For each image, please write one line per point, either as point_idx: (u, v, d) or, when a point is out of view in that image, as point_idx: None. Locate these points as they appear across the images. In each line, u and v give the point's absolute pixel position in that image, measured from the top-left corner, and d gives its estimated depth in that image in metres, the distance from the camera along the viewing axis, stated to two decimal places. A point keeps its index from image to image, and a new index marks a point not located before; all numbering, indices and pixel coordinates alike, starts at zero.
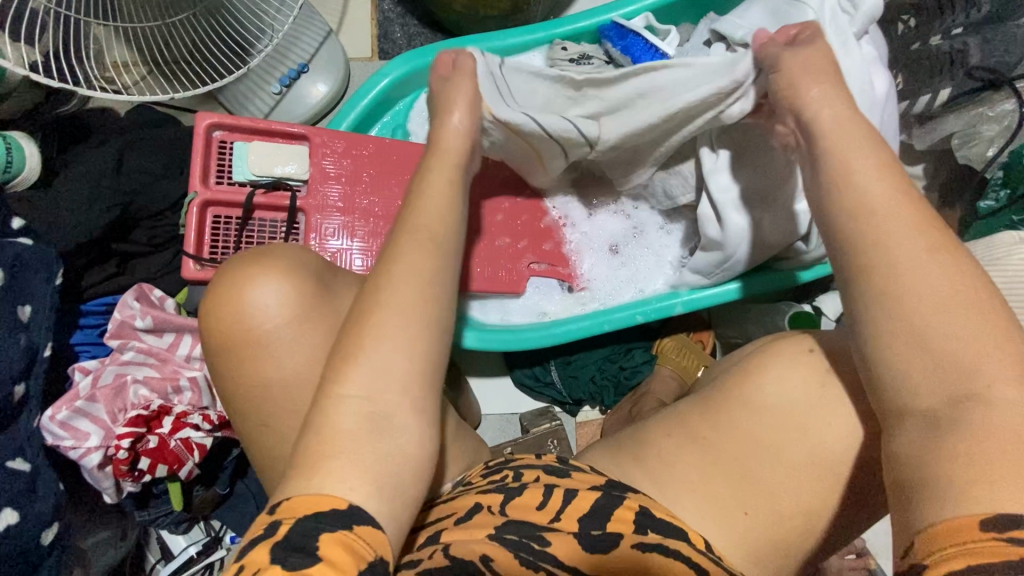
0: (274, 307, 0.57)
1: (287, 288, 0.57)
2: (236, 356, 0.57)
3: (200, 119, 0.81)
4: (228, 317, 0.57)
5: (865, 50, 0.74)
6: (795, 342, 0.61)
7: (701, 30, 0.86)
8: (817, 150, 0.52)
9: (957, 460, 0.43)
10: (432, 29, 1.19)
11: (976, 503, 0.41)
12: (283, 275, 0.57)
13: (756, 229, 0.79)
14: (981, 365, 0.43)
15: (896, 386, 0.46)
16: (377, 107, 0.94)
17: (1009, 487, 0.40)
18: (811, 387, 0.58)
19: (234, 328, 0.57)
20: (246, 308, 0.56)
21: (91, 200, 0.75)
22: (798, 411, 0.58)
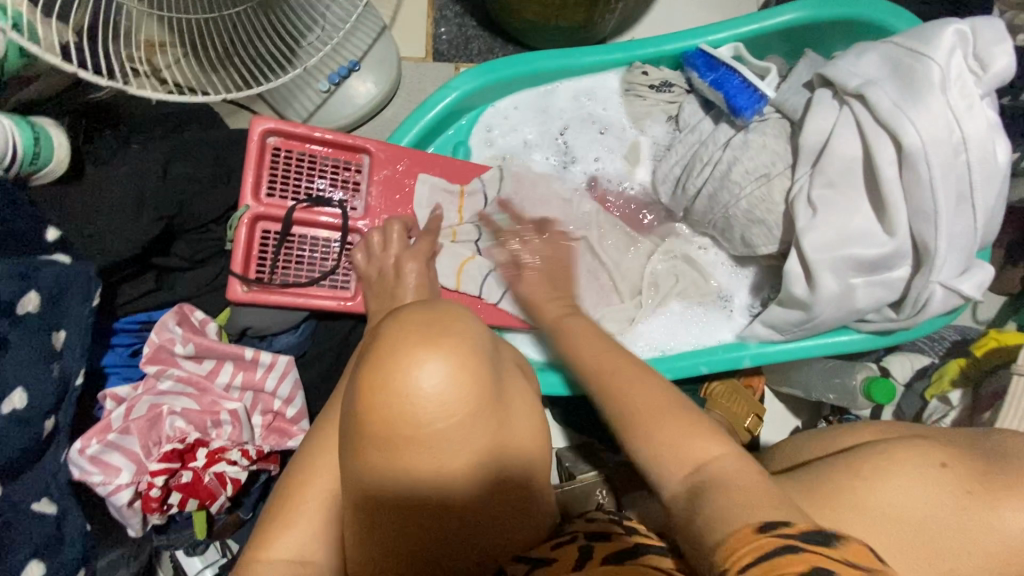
0: (439, 398, 0.40)
1: (461, 376, 0.40)
2: (370, 457, 0.42)
3: (257, 122, 0.73)
4: (383, 411, 0.40)
5: (988, 113, 0.68)
6: (924, 452, 0.50)
7: (802, 69, 0.80)
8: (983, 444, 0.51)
9: (705, 510, 0.43)
10: (492, 32, 1.11)
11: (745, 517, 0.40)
12: (460, 354, 0.40)
13: (847, 294, 0.74)
14: (678, 451, 0.48)
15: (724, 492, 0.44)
16: (442, 121, 0.88)
17: (743, 497, 0.42)
18: (946, 488, 0.48)
19: (378, 418, 0.41)
20: (400, 398, 0.40)
21: (134, 210, 0.67)
22: (949, 515, 0.47)
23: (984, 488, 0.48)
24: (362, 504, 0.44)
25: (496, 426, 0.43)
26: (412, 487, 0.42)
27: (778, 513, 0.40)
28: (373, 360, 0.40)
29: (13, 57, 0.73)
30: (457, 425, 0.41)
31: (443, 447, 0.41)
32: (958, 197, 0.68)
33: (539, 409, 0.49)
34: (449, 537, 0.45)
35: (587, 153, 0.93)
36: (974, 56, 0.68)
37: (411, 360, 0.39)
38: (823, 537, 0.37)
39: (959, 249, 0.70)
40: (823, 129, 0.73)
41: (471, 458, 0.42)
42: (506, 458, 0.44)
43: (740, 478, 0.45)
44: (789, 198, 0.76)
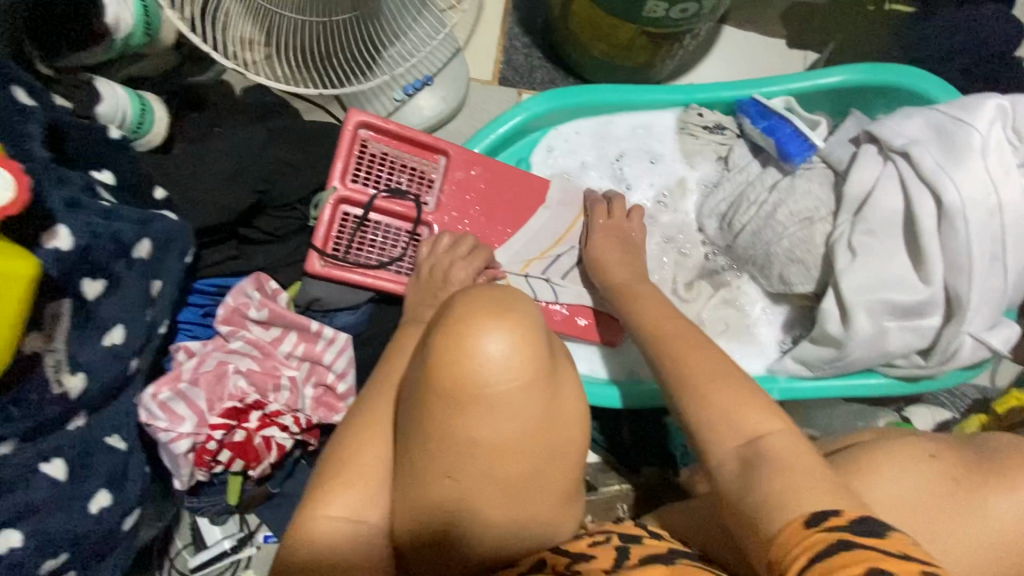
0: (502, 366, 0.50)
1: (522, 347, 0.50)
2: (437, 409, 0.52)
3: (352, 115, 0.80)
4: (452, 371, 0.51)
5: None
6: (913, 445, 0.62)
7: (850, 126, 0.87)
8: (984, 447, 0.61)
9: (764, 491, 0.49)
10: (555, 65, 1.20)
11: (800, 507, 0.46)
12: (522, 329, 0.51)
13: (879, 337, 0.78)
14: (736, 421, 0.55)
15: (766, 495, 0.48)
16: (509, 137, 0.95)
17: (798, 489, 0.47)
18: (939, 477, 0.59)
19: (447, 377, 0.51)
20: (469, 359, 0.50)
21: (232, 181, 0.73)
22: (953, 492, 0.58)
23: (969, 478, 0.58)
24: (422, 449, 0.54)
25: (544, 395, 0.53)
26: (468, 438, 0.52)
27: (832, 501, 0.46)
28: (450, 329, 0.51)
29: (138, 36, 0.80)
30: (513, 388, 0.51)
31: (500, 403, 0.51)
32: (991, 256, 0.73)
33: (577, 390, 0.58)
34: (492, 485, 0.55)
35: (639, 181, 0.99)
36: (1012, 129, 0.74)
37: (483, 331, 0.50)
38: (875, 528, 0.42)
39: (988, 305, 0.75)
40: (867, 181, 0.79)
41: (522, 417, 0.52)
42: (547, 424, 0.54)
43: (789, 452, 0.51)
44: (829, 242, 0.82)
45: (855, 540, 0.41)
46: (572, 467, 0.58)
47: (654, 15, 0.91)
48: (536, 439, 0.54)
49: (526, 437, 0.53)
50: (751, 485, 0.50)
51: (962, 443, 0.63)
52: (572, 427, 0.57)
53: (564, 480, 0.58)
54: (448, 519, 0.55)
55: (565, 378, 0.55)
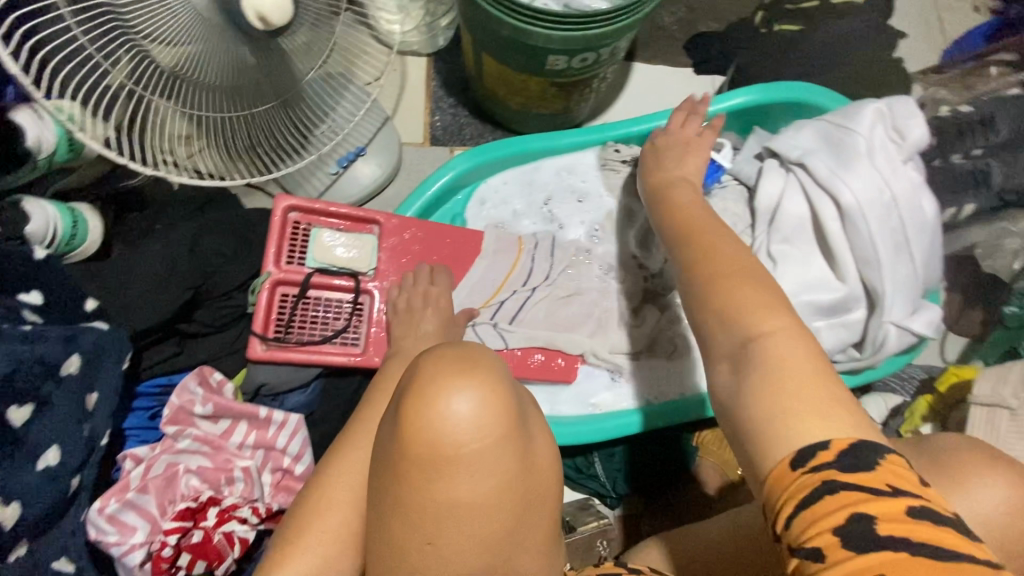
0: (470, 424, 0.51)
1: (490, 404, 0.51)
2: (408, 475, 0.52)
3: (279, 201, 0.83)
4: (420, 434, 0.51)
5: (912, 174, 0.79)
6: None
7: (753, 143, 0.92)
8: (943, 450, 0.65)
9: (750, 420, 0.48)
10: (482, 119, 1.25)
11: (791, 437, 0.45)
12: (488, 385, 0.52)
13: (812, 337, 0.81)
14: (745, 322, 0.52)
15: (751, 421, 0.48)
16: (441, 196, 0.98)
17: (804, 414, 0.45)
18: None
19: (417, 441, 0.51)
20: (437, 420, 0.51)
21: (165, 281, 0.75)
22: None
23: (930, 480, 0.62)
24: (394, 518, 0.54)
25: (516, 451, 0.53)
26: (438, 503, 0.52)
27: (832, 433, 0.44)
28: (417, 393, 0.52)
29: (62, 151, 0.82)
30: (483, 446, 0.51)
31: (471, 464, 0.51)
32: (897, 247, 0.78)
33: (548, 440, 0.59)
34: (468, 548, 0.54)
35: (572, 220, 1.03)
36: (893, 127, 0.80)
37: (450, 391, 0.51)
38: (864, 463, 0.42)
39: (906, 292, 0.79)
40: (773, 194, 0.84)
41: (493, 476, 0.52)
42: (521, 481, 0.54)
43: (789, 356, 0.49)
44: (752, 254, 0.85)
45: (850, 484, 0.41)
46: (550, 508, 0.59)
47: (557, 68, 0.97)
48: (510, 498, 0.54)
49: (498, 494, 0.53)
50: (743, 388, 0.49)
51: (914, 447, 0.67)
52: (546, 476, 0.58)
53: (544, 524, 0.59)
54: None
55: (534, 429, 0.56)
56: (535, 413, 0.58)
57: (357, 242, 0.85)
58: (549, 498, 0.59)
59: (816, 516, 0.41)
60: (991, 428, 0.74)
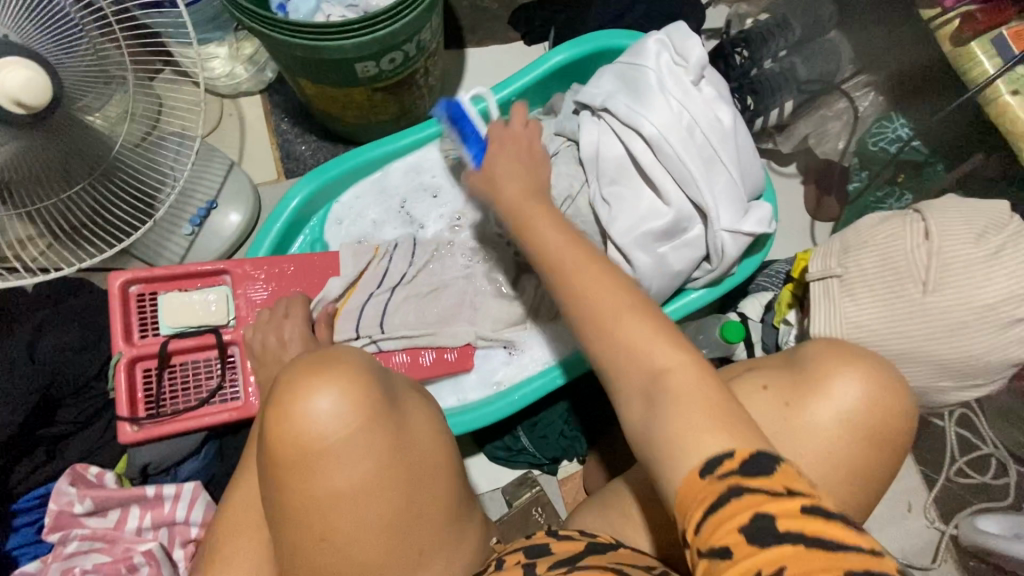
0: (333, 417, 0.60)
1: (344, 396, 0.61)
2: (292, 476, 0.61)
3: (114, 279, 0.81)
4: (291, 436, 0.60)
5: (705, 92, 0.85)
6: (750, 384, 0.71)
7: (569, 99, 0.96)
8: (806, 361, 0.70)
9: (660, 445, 0.53)
10: (331, 139, 1.25)
11: (697, 458, 0.50)
12: (342, 383, 0.62)
13: (662, 262, 0.86)
14: (638, 357, 0.58)
15: (664, 448, 0.53)
16: (293, 227, 0.98)
17: (708, 437, 0.51)
18: (775, 410, 0.68)
19: (290, 444, 0.61)
20: (303, 421, 0.60)
21: (10, 391, 0.73)
22: (785, 415, 0.67)
23: (795, 395, 0.68)
24: (294, 523, 0.61)
25: (383, 431, 0.62)
26: (323, 493, 0.60)
27: (728, 441, 0.50)
28: (284, 404, 0.61)
29: None
30: (347, 432, 0.61)
31: (339, 449, 0.60)
32: (707, 160, 0.83)
33: (427, 419, 0.67)
34: (366, 529, 0.61)
35: (431, 216, 1.05)
36: (676, 54, 0.85)
37: (309, 395, 0.61)
38: (765, 466, 0.48)
39: (728, 199, 0.84)
40: (592, 142, 0.87)
41: (365, 457, 0.61)
42: (399, 458, 0.62)
43: (694, 389, 0.55)
44: (591, 203, 0.89)
45: (746, 487, 0.47)
46: (446, 482, 0.66)
47: (370, 74, 0.97)
48: (390, 474, 0.62)
49: (375, 472, 0.61)
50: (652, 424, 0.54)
51: (785, 366, 0.72)
52: (430, 452, 0.65)
53: (439, 504, 0.64)
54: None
55: (406, 410, 0.65)
56: (408, 399, 0.67)
57: (208, 296, 0.83)
58: (439, 477, 0.65)
59: (720, 528, 0.46)
60: (827, 295, 0.79)
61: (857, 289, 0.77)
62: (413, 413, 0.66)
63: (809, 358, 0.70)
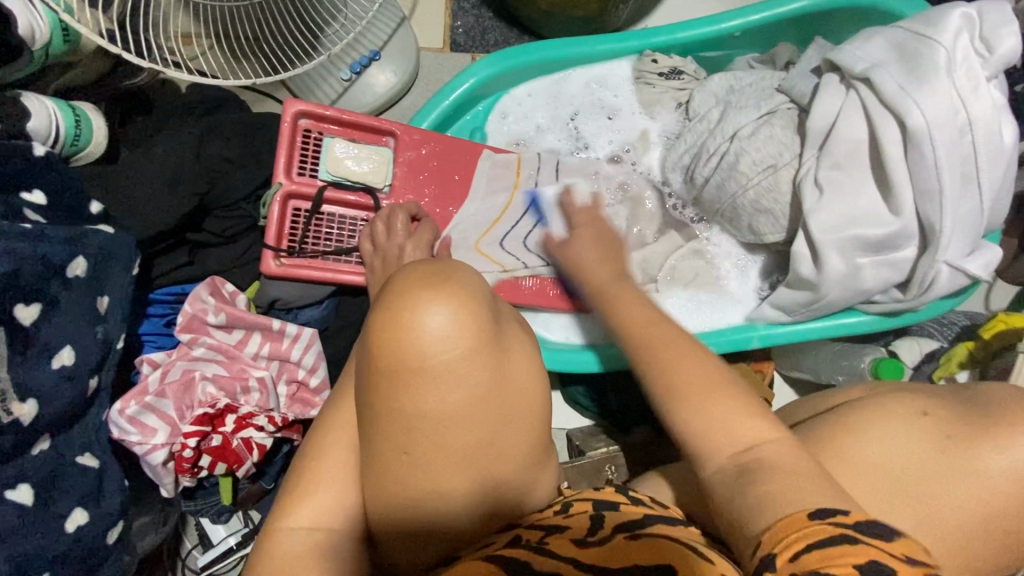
0: (441, 340, 0.48)
1: (461, 317, 0.49)
2: (383, 390, 0.50)
3: (289, 105, 0.77)
4: (390, 349, 0.49)
5: (994, 95, 0.70)
6: (910, 402, 0.63)
7: (812, 55, 0.82)
8: (987, 396, 0.62)
9: (760, 490, 0.46)
10: (507, 23, 1.14)
11: (793, 504, 0.43)
12: (459, 299, 0.49)
13: (854, 274, 0.76)
14: (725, 433, 0.51)
15: (742, 508, 0.46)
16: (460, 106, 0.91)
17: (806, 488, 0.45)
18: (935, 441, 0.59)
19: (387, 356, 0.49)
20: (407, 335, 0.48)
21: (170, 187, 0.72)
22: (948, 453, 0.58)
23: (962, 432, 0.59)
24: (375, 436, 0.53)
25: (489, 365, 0.51)
26: (415, 417, 0.50)
27: (836, 501, 0.43)
28: (387, 309, 0.49)
29: (57, 43, 0.75)
30: (456, 358, 0.49)
31: (444, 376, 0.49)
32: (964, 177, 0.70)
33: (531, 359, 0.56)
34: (451, 466, 0.52)
35: (600, 139, 0.96)
36: (980, 38, 0.70)
37: (420, 306, 0.48)
38: (880, 530, 0.41)
39: (965, 230, 0.72)
40: (829, 113, 0.75)
41: (466, 388, 0.50)
42: (500, 397, 0.52)
43: (788, 463, 0.48)
44: (796, 183, 0.78)
45: (854, 536, 0.40)
46: (535, 429, 0.57)
47: None
48: (489, 412, 0.52)
49: (475, 406, 0.51)
50: (739, 490, 0.47)
51: (954, 395, 0.64)
52: (529, 396, 0.55)
53: (525, 446, 0.56)
54: (412, 509, 0.54)
55: (514, 345, 0.54)
56: (513, 331, 0.55)
57: (369, 155, 0.80)
58: (533, 424, 0.56)
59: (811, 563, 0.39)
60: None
61: None
62: (518, 349, 0.55)
63: (991, 395, 0.62)
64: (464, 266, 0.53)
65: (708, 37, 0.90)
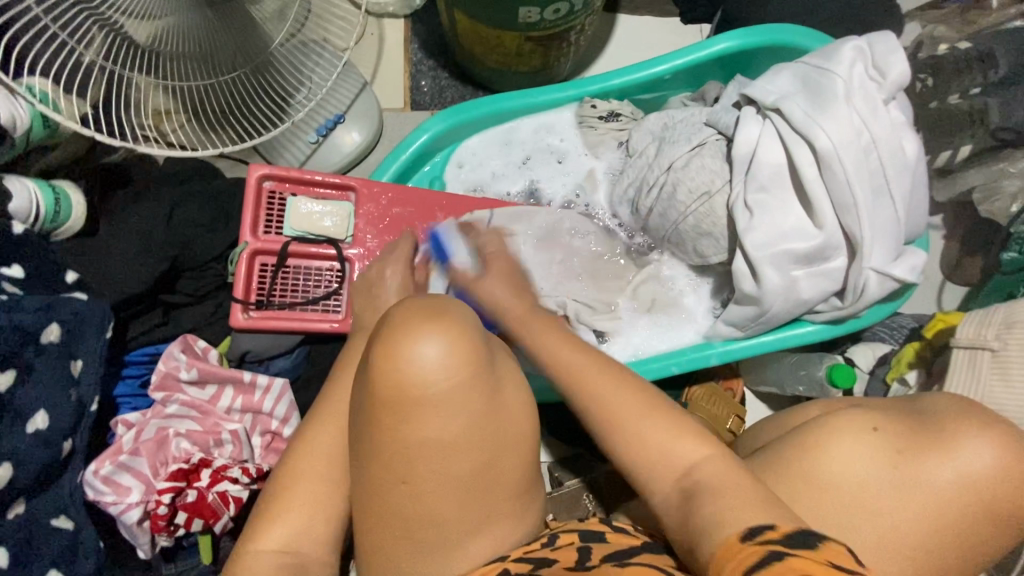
0: (436, 370, 0.53)
1: (455, 348, 0.54)
2: (381, 419, 0.54)
3: (252, 170, 0.83)
4: (389, 380, 0.53)
5: (893, 115, 0.77)
6: (862, 417, 0.65)
7: (731, 92, 0.90)
8: (932, 410, 0.64)
9: (710, 509, 0.50)
10: (463, 81, 1.23)
11: (729, 526, 0.47)
12: (453, 332, 0.54)
13: (792, 287, 0.80)
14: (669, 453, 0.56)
15: (697, 532, 0.49)
16: (418, 159, 0.97)
17: (737, 509, 0.48)
18: (887, 454, 0.62)
19: (386, 387, 0.54)
20: (405, 366, 0.53)
21: (142, 254, 0.76)
22: (898, 468, 0.61)
23: (910, 445, 0.62)
24: (373, 467, 0.56)
25: (482, 393, 0.55)
26: (411, 445, 0.54)
27: (768, 519, 0.47)
28: (388, 343, 0.54)
29: (37, 129, 0.81)
30: (450, 386, 0.53)
31: (438, 404, 0.53)
32: (876, 189, 0.76)
33: (522, 387, 0.60)
34: (449, 493, 0.55)
35: (552, 180, 1.02)
36: (874, 66, 0.78)
37: (417, 339, 0.53)
38: (810, 540, 0.43)
39: (886, 237, 0.77)
40: (750, 141, 0.81)
41: (460, 416, 0.54)
42: (494, 423, 0.56)
43: (730, 478, 0.52)
44: (729, 207, 0.84)
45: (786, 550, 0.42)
46: (526, 459, 0.59)
47: (531, 20, 0.93)
48: (483, 439, 0.55)
49: (469, 432, 0.54)
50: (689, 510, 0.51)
51: (903, 409, 0.66)
52: (521, 423, 0.58)
53: (518, 475, 0.58)
54: (410, 538, 0.56)
55: (506, 375, 0.58)
56: (503, 362, 0.59)
57: (332, 209, 0.85)
58: (524, 451, 0.59)
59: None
60: (973, 370, 0.73)
61: (1010, 371, 0.71)
62: (508, 379, 0.58)
63: (935, 409, 0.64)
64: (459, 302, 0.59)
65: (641, 81, 0.98)
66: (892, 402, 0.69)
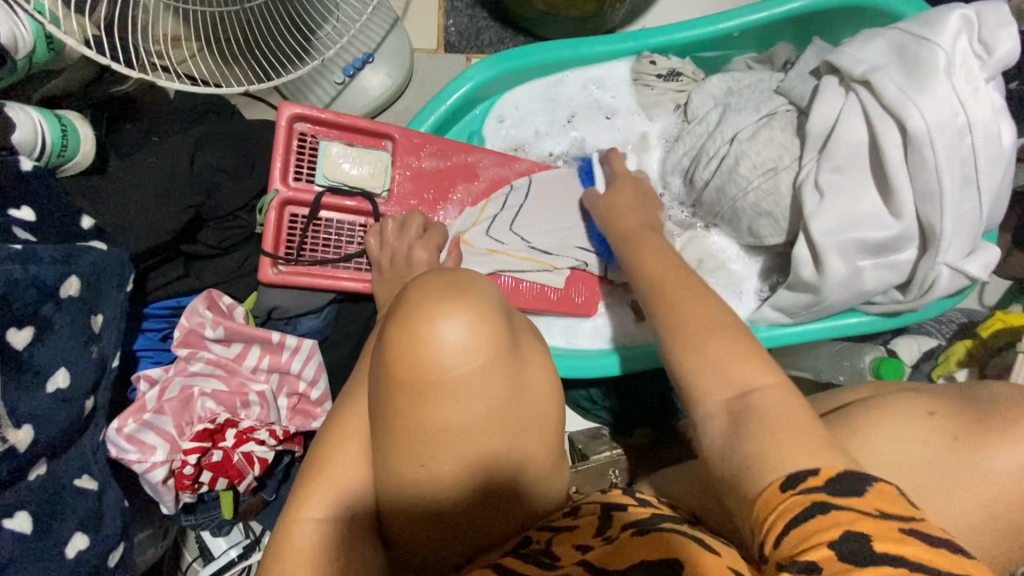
0: (459, 350, 0.49)
1: (479, 328, 0.49)
2: (398, 401, 0.50)
3: (285, 107, 0.75)
4: (406, 360, 0.49)
5: (994, 96, 0.70)
6: (914, 402, 0.61)
7: (810, 57, 0.82)
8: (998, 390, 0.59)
9: (751, 448, 0.45)
10: (502, 23, 1.13)
11: (771, 472, 0.42)
12: (478, 311, 0.49)
13: (855, 276, 0.76)
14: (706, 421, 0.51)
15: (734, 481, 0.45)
16: (457, 110, 0.89)
17: (785, 449, 0.43)
18: (941, 440, 0.57)
19: (404, 368, 0.49)
20: (425, 346, 0.48)
21: (162, 200, 0.70)
22: (951, 451, 0.56)
23: (966, 432, 0.57)
24: (390, 448, 0.52)
25: (507, 378, 0.51)
26: (432, 430, 0.50)
27: (813, 460, 0.42)
28: (405, 320, 0.50)
29: (41, 51, 0.72)
30: (474, 369, 0.49)
31: (460, 387, 0.49)
32: (964, 179, 0.70)
33: (548, 370, 0.55)
34: (471, 479, 0.52)
35: (600, 141, 0.95)
36: (979, 40, 0.69)
37: (438, 318, 0.48)
38: (856, 486, 0.39)
39: (966, 231, 0.72)
40: (830, 115, 0.74)
41: (483, 399, 0.50)
42: (519, 409, 0.52)
43: (788, 412, 0.46)
44: (796, 187, 0.78)
45: (834, 502, 0.38)
46: (550, 444, 0.56)
47: None
48: (506, 423, 0.51)
49: (493, 416, 0.51)
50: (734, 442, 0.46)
51: (963, 392, 0.61)
52: (548, 407, 0.55)
53: (543, 453, 0.55)
54: (428, 524, 0.53)
55: (532, 358, 0.54)
56: (527, 343, 0.55)
57: (369, 159, 0.79)
58: (549, 437, 0.56)
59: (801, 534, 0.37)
60: None
61: None
62: (533, 363, 0.54)
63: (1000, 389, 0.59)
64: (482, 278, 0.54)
65: (706, 38, 0.89)
66: (950, 385, 0.64)
